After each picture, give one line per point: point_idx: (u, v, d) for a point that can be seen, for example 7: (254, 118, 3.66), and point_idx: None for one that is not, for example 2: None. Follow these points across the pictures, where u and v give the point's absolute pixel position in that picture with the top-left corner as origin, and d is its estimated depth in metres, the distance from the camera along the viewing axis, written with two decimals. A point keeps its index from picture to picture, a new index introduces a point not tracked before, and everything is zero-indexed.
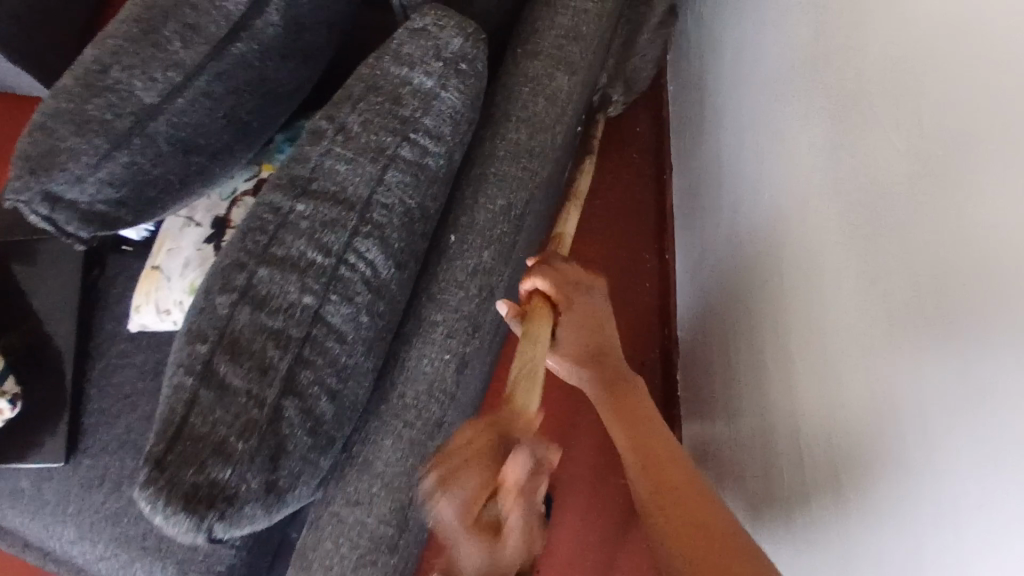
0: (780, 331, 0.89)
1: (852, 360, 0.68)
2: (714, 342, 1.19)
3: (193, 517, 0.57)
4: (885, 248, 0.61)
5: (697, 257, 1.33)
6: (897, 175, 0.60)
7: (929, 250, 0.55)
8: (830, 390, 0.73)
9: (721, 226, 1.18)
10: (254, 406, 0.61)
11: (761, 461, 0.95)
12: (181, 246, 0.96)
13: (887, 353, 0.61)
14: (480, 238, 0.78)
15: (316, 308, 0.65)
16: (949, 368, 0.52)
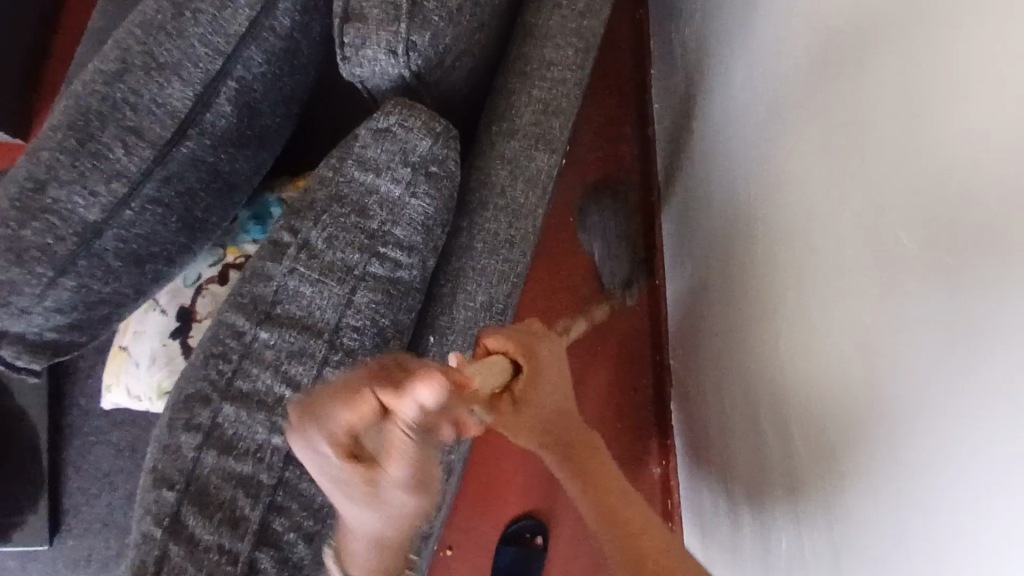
0: (762, 301, 0.86)
1: (839, 320, 0.63)
2: (701, 380, 1.15)
3: None
4: (876, 189, 0.55)
5: (680, 291, 1.28)
6: (891, 108, 0.53)
7: (901, 191, 0.52)
8: (817, 354, 0.68)
9: (699, 268, 1.17)
10: (226, 562, 0.58)
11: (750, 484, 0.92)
12: (147, 335, 0.92)
13: (874, 309, 0.55)
14: (460, 338, 0.74)
15: (288, 449, 0.61)
16: (934, 310, 0.48)
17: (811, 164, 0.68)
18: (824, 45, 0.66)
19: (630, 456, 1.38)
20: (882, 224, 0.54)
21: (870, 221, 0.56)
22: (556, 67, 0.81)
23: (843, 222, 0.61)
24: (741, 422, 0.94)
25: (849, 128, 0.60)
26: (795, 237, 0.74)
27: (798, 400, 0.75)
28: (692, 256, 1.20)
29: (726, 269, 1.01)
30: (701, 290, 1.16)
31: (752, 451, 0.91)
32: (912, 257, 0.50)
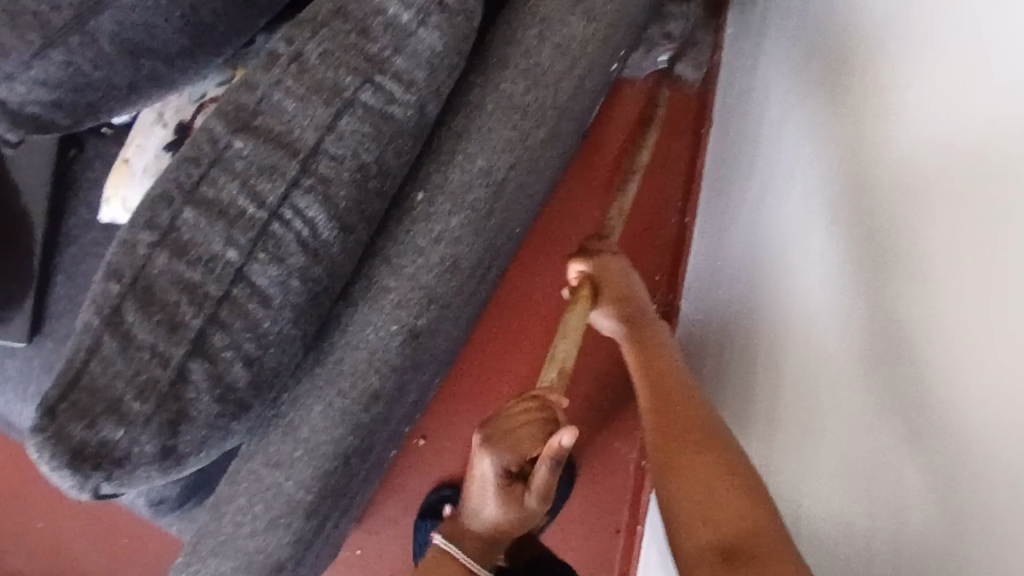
0: (760, 328, 0.90)
1: (815, 420, 0.68)
2: (710, 332, 1.11)
3: (77, 475, 0.53)
4: (892, 334, 0.58)
5: (714, 246, 1.21)
6: (943, 269, 0.54)
7: (915, 357, 0.54)
8: (786, 434, 0.74)
9: (738, 221, 1.09)
10: (157, 365, 0.56)
11: (730, 451, 0.91)
12: (146, 146, 0.90)
13: (852, 434, 0.61)
14: (451, 203, 0.69)
15: (240, 265, 0.58)
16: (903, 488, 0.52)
17: (839, 260, 0.71)
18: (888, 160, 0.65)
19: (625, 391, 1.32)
20: (885, 370, 0.58)
21: (876, 351, 0.60)
22: None
23: (862, 398, 0.61)
24: (729, 404, 0.96)
25: (887, 281, 0.61)
26: (802, 363, 0.74)
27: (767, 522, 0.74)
28: (728, 216, 1.15)
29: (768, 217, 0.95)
30: (738, 240, 1.07)
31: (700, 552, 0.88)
32: (899, 433, 0.54)
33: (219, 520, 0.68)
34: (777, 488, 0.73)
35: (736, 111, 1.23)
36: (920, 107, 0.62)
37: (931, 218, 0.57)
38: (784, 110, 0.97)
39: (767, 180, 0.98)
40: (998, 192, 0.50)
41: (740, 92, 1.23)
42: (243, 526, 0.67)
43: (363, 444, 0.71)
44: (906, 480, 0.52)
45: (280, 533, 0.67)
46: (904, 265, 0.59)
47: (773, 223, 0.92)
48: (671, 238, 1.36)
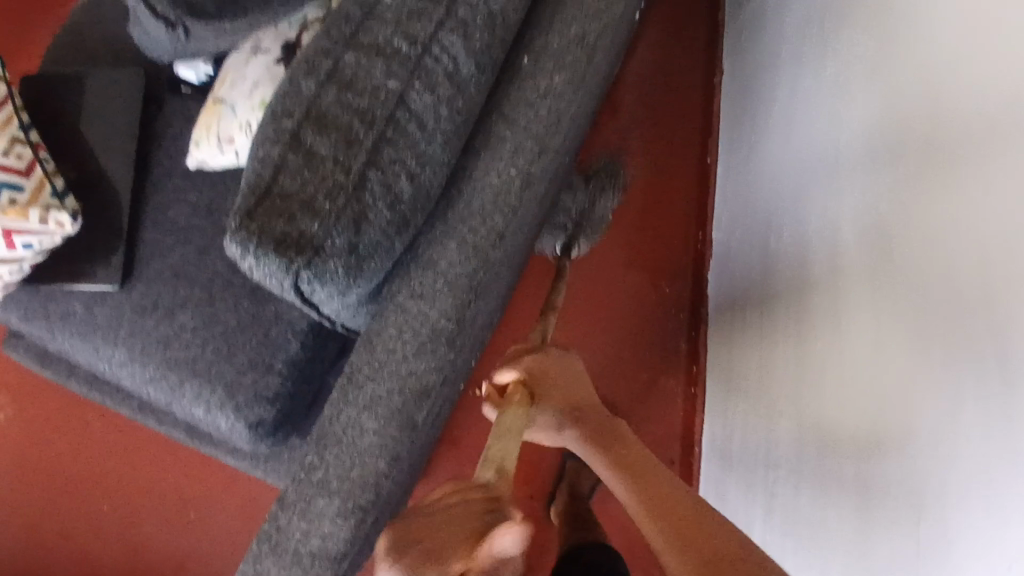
0: (804, 220, 1.07)
1: (876, 304, 0.82)
2: (756, 242, 1.27)
3: (283, 260, 0.61)
4: (929, 224, 0.72)
5: (744, 178, 1.38)
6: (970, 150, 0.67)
7: (954, 239, 0.68)
8: (853, 323, 0.88)
9: (768, 153, 1.26)
10: (340, 173, 0.64)
11: (794, 315, 1.07)
12: (251, 72, 0.98)
13: (909, 302, 0.75)
14: (554, 63, 0.79)
15: (401, 92, 0.67)
16: (953, 330, 0.67)
17: (868, 162, 0.87)
18: (916, 60, 0.78)
19: (666, 326, 1.52)
20: (925, 258, 0.73)
21: (916, 237, 0.75)
22: None
23: (912, 278, 0.75)
24: (782, 297, 1.13)
25: (920, 176, 0.75)
26: (858, 205, 0.89)
27: (858, 344, 0.86)
28: (758, 142, 1.32)
29: (803, 121, 1.10)
30: (771, 162, 1.23)
31: (799, 410, 1.01)
32: (941, 293, 0.69)
33: (371, 350, 0.75)
34: (861, 312, 0.86)
35: (750, 53, 1.40)
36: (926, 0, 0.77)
37: (956, 42, 0.71)
38: (800, 42, 1.13)
39: (793, 105, 1.15)
40: (999, 82, 0.63)
41: (757, 31, 1.38)
42: (395, 352, 0.74)
43: (488, 285, 0.78)
44: (949, 325, 0.67)
45: (429, 358, 0.74)
46: (939, 168, 0.72)
47: (812, 119, 1.07)
48: (693, 182, 1.58)
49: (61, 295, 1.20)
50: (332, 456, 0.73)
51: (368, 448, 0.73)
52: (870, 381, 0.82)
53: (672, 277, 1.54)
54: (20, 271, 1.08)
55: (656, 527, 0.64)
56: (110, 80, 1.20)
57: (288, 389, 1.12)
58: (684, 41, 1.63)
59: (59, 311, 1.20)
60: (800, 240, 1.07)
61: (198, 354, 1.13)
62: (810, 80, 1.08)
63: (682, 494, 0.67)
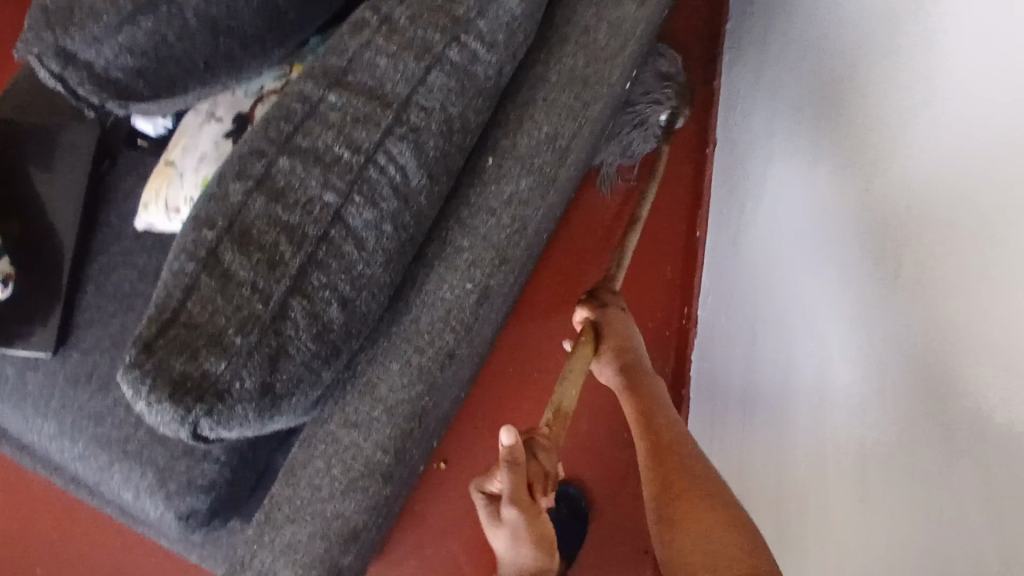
0: (786, 326, 0.98)
1: (853, 446, 0.73)
2: (742, 334, 1.19)
3: (178, 407, 0.52)
4: (925, 385, 0.62)
5: (730, 263, 1.29)
6: (979, 311, 0.56)
7: (956, 415, 0.57)
8: (827, 457, 0.80)
9: (755, 241, 1.17)
10: (258, 301, 0.56)
11: (774, 428, 0.99)
12: (200, 141, 0.91)
13: (893, 464, 0.65)
14: (520, 166, 0.72)
15: (338, 207, 0.59)
16: (946, 526, 0.56)
17: (852, 282, 0.79)
18: (912, 186, 0.69)
19: None
20: (917, 422, 0.63)
21: (907, 393, 0.65)
22: None
23: (901, 435, 0.65)
24: (764, 406, 1.04)
25: (914, 325, 0.65)
26: (842, 327, 0.80)
27: (830, 479, 0.78)
28: (742, 228, 1.24)
29: (790, 217, 1.02)
30: (759, 253, 1.14)
31: (774, 533, 0.91)
32: (934, 474, 0.59)
33: (295, 486, 0.66)
34: (837, 442, 0.78)
35: (740, 129, 1.33)
36: (929, 120, 0.68)
37: (945, 175, 0.64)
38: (791, 130, 1.06)
39: (781, 196, 1.07)
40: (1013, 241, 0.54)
41: (747, 105, 1.30)
42: (321, 490, 0.65)
43: (430, 410, 0.70)
44: (942, 514, 0.57)
45: (357, 498, 0.65)
46: (937, 322, 0.62)
47: (800, 214, 0.98)
48: (681, 252, 1.52)
49: None
50: None
51: None
52: (843, 530, 0.74)
53: (653, 353, 1.47)
54: None
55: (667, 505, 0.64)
56: (61, 131, 1.13)
57: (226, 477, 1.02)
58: None
59: None
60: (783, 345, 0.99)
61: (131, 433, 1.04)
62: (799, 174, 1.01)
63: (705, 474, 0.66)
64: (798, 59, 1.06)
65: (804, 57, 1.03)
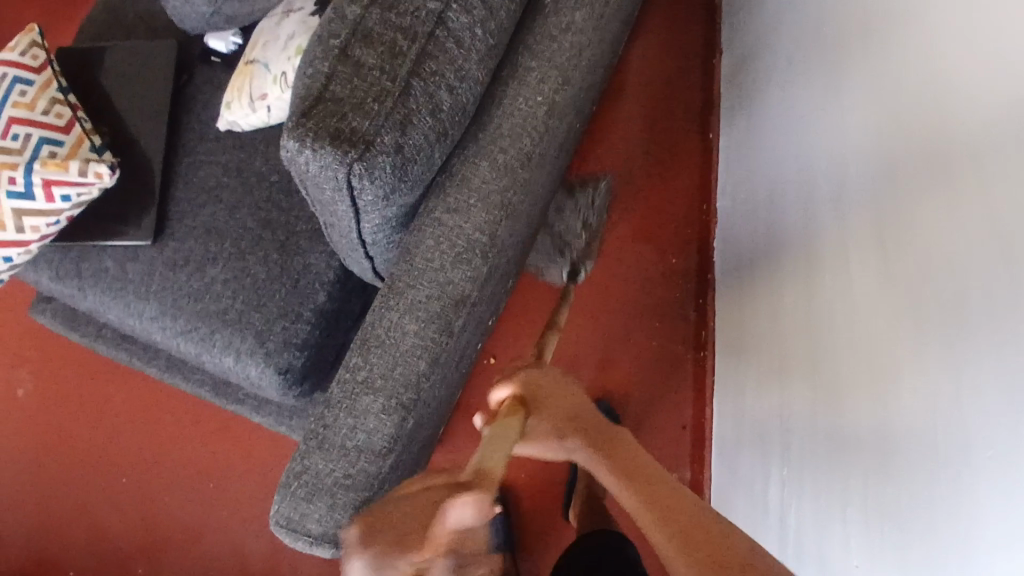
0: (808, 170, 1.14)
1: (878, 227, 0.89)
2: (763, 199, 1.34)
3: (338, 153, 0.66)
4: (934, 129, 0.77)
5: (748, 146, 1.45)
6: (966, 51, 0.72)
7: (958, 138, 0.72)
8: (857, 255, 0.94)
9: (772, 114, 1.33)
10: (387, 80, 0.70)
11: (803, 257, 1.14)
12: (286, 27, 1.06)
13: (914, 209, 0.80)
14: (574, 2, 0.86)
15: (440, 12, 0.73)
16: (958, 219, 0.71)
17: (862, 101, 0.95)
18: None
19: (673, 296, 1.58)
20: (927, 166, 0.78)
21: (919, 149, 0.80)
22: None
23: (917, 187, 0.79)
24: (792, 245, 1.19)
25: (919, 92, 0.80)
26: (860, 141, 0.95)
27: (868, 265, 0.91)
28: (761, 112, 1.38)
29: (803, 78, 1.18)
30: (776, 123, 1.30)
31: (813, 347, 1.07)
32: (946, 190, 0.74)
33: (411, 262, 0.79)
34: (869, 234, 0.91)
35: (747, 29, 1.51)
36: None
37: None
38: (799, 2, 1.22)
39: (794, 63, 1.22)
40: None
41: (753, 8, 1.46)
42: (433, 261, 0.79)
43: (515, 205, 0.84)
44: (955, 212, 0.72)
45: (466, 266, 0.79)
46: (935, 79, 0.77)
47: (815, 71, 1.13)
48: (697, 156, 1.66)
49: (94, 254, 1.24)
50: (376, 356, 0.77)
51: (411, 350, 0.77)
52: (876, 294, 0.88)
53: (678, 250, 1.61)
54: (57, 224, 1.12)
55: (658, 524, 0.64)
56: (142, 49, 1.26)
57: (316, 338, 1.16)
58: (683, 25, 1.74)
59: (91, 270, 1.24)
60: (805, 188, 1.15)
61: (228, 305, 1.17)
62: (809, 37, 1.17)
63: (669, 482, 0.69)
64: None
65: None
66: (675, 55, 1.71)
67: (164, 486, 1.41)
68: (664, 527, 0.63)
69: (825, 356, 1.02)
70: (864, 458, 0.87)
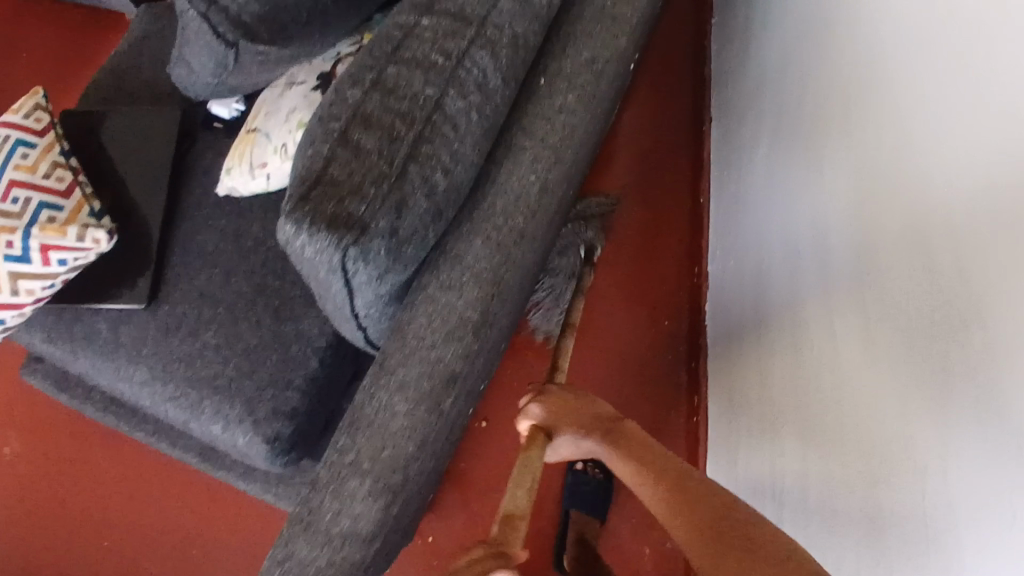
0: (795, 240, 1.15)
1: (861, 303, 0.89)
2: (750, 266, 1.35)
3: (333, 236, 0.66)
4: (914, 205, 0.78)
5: (737, 210, 1.47)
6: (950, 135, 0.73)
7: (941, 218, 0.73)
8: (841, 329, 0.95)
9: (759, 182, 1.35)
10: (384, 164, 0.71)
11: (790, 327, 1.14)
12: (286, 101, 1.09)
13: (897, 289, 0.80)
14: (567, 83, 0.89)
15: (438, 97, 0.75)
16: (939, 301, 0.71)
17: (845, 176, 0.97)
18: (880, 74, 0.88)
19: (665, 359, 1.57)
20: (907, 247, 0.79)
21: (899, 227, 0.81)
22: None
23: (900, 265, 0.80)
24: (779, 314, 1.19)
25: (901, 170, 0.81)
26: (843, 219, 0.97)
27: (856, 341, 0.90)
28: (748, 181, 1.41)
29: (788, 151, 1.21)
30: (764, 191, 1.32)
31: (805, 420, 1.05)
32: (928, 270, 0.74)
33: (403, 341, 0.79)
34: (853, 309, 0.91)
35: (735, 98, 1.55)
36: (894, 21, 0.86)
37: (916, 51, 0.80)
38: (785, 74, 1.25)
39: (781, 133, 1.25)
40: (968, 70, 0.70)
41: (741, 81, 1.51)
42: (424, 340, 0.78)
43: (507, 281, 0.84)
44: (936, 291, 0.72)
45: (457, 344, 0.79)
46: (917, 159, 0.78)
47: (799, 148, 1.16)
48: (687, 220, 1.68)
49: (87, 317, 1.23)
50: (365, 437, 0.77)
51: (399, 431, 0.76)
52: (863, 372, 0.87)
53: (670, 313, 1.61)
54: (52, 288, 1.12)
55: (682, 527, 0.66)
56: (148, 115, 1.29)
57: (306, 406, 1.14)
58: (671, 90, 1.79)
59: (84, 333, 1.24)
60: (791, 262, 1.16)
61: (219, 371, 1.16)
62: (794, 110, 1.19)
63: (696, 479, 0.70)
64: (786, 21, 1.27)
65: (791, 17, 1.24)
66: (666, 121, 1.76)
67: (145, 555, 1.36)
68: (689, 528, 0.65)
69: (815, 431, 1.01)
70: (856, 543, 0.84)
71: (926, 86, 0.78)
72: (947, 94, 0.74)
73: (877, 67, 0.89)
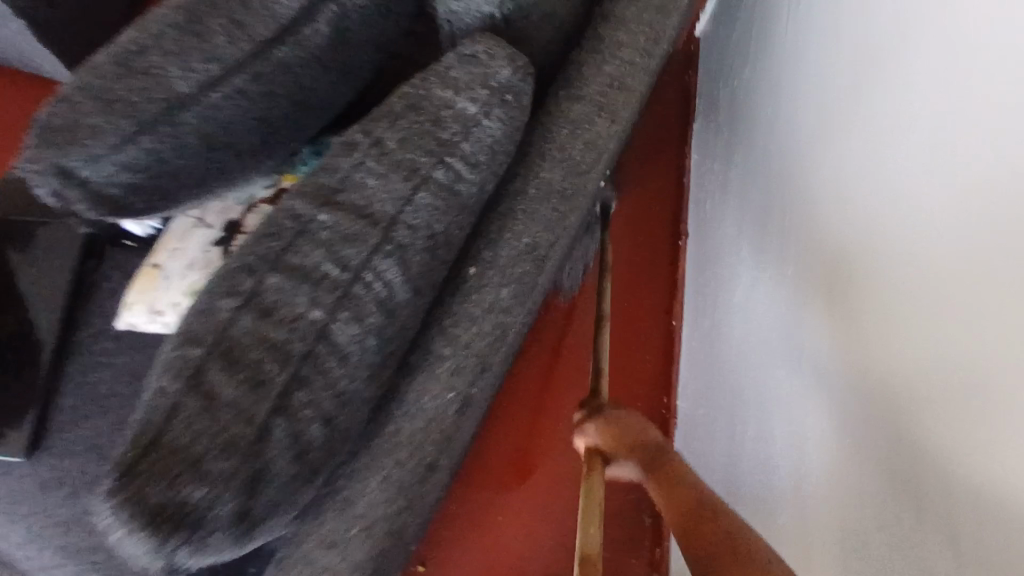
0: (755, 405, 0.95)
1: (830, 531, 0.68)
2: (717, 415, 1.15)
3: (156, 537, 0.52)
4: (899, 457, 0.58)
5: (710, 339, 1.26)
6: (957, 381, 0.52)
7: (938, 481, 0.52)
8: (802, 545, 0.75)
9: (728, 316, 1.16)
10: (239, 423, 0.56)
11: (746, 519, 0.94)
12: (187, 246, 0.93)
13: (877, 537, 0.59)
14: (501, 276, 0.75)
15: (324, 324, 0.60)
16: None
17: (814, 359, 0.77)
18: (864, 253, 0.68)
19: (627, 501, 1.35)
20: (892, 491, 0.58)
21: (880, 464, 0.60)
22: (629, 46, 0.86)
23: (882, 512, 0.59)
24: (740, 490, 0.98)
25: (887, 391, 0.61)
26: (808, 410, 0.77)
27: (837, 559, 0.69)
28: (716, 307, 1.24)
29: (756, 291, 1.01)
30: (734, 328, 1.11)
31: None
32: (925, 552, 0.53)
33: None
34: (819, 541, 0.70)
35: (714, 205, 1.35)
36: (882, 182, 0.66)
37: (909, 241, 0.61)
38: (757, 197, 1.06)
39: (751, 267, 1.06)
40: (996, 294, 0.49)
41: (721, 190, 1.32)
42: None
43: (404, 516, 0.71)
44: None
45: None
46: (903, 387, 0.58)
47: (768, 292, 0.96)
48: (660, 337, 1.49)
49: None
50: None
51: None
52: None
53: None
54: None
55: None
56: (50, 231, 1.14)
57: None
58: (652, 187, 1.61)
59: None
60: (751, 434, 0.96)
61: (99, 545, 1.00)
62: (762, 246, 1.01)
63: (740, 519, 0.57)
64: (760, 136, 1.08)
65: (763, 135, 1.06)
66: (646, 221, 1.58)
67: None
68: None
69: None
70: None
71: (921, 299, 0.58)
72: (957, 317, 0.53)
73: (862, 237, 0.69)
